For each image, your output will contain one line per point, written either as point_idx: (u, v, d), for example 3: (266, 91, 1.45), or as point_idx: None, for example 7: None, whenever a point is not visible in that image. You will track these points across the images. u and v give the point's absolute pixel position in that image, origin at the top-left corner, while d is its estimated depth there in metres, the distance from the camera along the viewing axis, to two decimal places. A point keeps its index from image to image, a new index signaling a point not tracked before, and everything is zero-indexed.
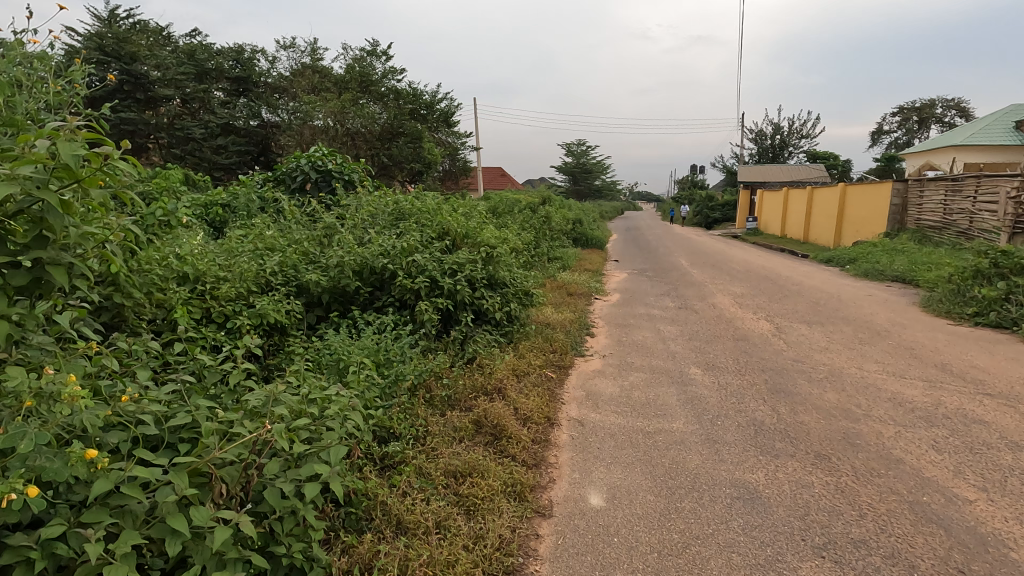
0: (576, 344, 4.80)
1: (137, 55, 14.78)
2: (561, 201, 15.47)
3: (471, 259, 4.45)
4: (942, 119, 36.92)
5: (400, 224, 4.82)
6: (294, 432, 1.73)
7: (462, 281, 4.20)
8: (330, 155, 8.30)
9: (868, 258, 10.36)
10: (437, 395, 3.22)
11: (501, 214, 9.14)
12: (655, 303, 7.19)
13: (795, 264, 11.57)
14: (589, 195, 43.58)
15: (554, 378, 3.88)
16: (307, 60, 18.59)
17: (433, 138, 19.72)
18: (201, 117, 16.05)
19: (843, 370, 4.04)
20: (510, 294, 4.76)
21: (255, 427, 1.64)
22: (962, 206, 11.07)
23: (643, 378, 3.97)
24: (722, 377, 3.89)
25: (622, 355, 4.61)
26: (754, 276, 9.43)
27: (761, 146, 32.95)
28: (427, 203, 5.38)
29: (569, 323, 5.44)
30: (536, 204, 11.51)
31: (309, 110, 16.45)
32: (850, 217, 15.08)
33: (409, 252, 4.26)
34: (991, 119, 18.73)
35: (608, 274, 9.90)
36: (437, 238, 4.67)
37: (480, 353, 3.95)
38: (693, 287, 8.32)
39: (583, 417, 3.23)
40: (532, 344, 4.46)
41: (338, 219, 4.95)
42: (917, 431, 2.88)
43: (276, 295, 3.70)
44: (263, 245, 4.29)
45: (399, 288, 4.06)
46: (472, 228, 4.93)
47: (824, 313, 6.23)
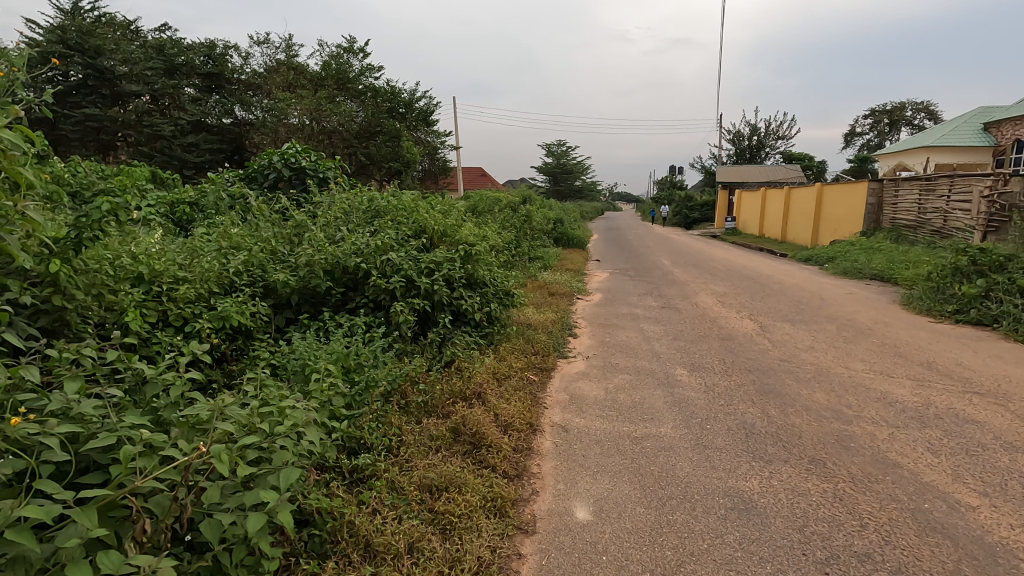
0: (559, 345, 4.66)
1: (103, 49, 14.26)
2: (541, 200, 15.36)
3: (450, 257, 4.27)
4: (912, 121, 37.81)
5: (375, 221, 4.61)
6: (239, 453, 1.54)
7: (439, 281, 4.01)
8: (303, 152, 8.05)
9: (846, 256, 10.45)
10: (412, 402, 3.04)
11: (481, 213, 8.97)
12: (638, 302, 7.09)
13: (775, 263, 11.62)
14: (570, 196, 43.61)
15: (536, 381, 3.73)
16: (282, 56, 18.18)
17: (412, 137, 19.45)
18: (171, 114, 15.57)
19: (830, 369, 3.96)
20: (490, 294, 4.60)
21: (192, 450, 1.45)
22: (936, 205, 11.23)
23: (627, 380, 3.84)
24: (709, 378, 3.78)
25: (606, 356, 4.48)
26: (735, 275, 9.41)
27: (738, 147, 33.32)
28: (404, 200, 5.18)
29: (551, 324, 5.29)
30: (516, 203, 11.37)
31: (284, 108, 16.11)
32: (827, 216, 15.25)
33: (384, 250, 4.07)
34: (961, 121, 19.15)
35: (590, 274, 9.80)
36: (413, 237, 4.48)
37: (459, 356, 3.79)
38: (675, 286, 8.25)
39: (567, 423, 3.08)
40: (513, 346, 4.30)
41: (310, 216, 4.73)
42: (912, 433, 2.78)
43: (240, 296, 3.48)
44: (228, 243, 4.05)
45: (373, 289, 3.86)
46: (451, 226, 4.76)
47: (807, 311, 6.19)
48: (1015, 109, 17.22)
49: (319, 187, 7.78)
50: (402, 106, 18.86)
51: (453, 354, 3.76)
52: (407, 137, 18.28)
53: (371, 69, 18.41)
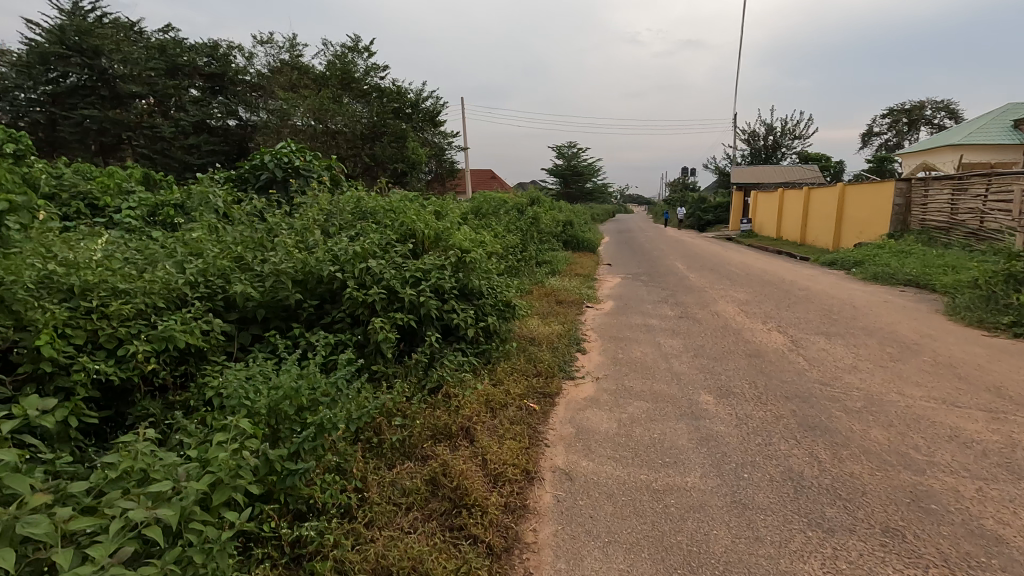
0: (565, 363, 4.13)
1: (101, 49, 13.99)
2: (551, 202, 14.84)
3: (440, 264, 3.75)
4: (933, 120, 36.77)
5: (358, 224, 4.10)
6: None
7: (427, 291, 3.50)
8: (296, 150, 7.62)
9: (875, 260, 9.79)
10: (387, 442, 2.55)
11: (484, 215, 8.48)
12: (652, 311, 6.54)
13: (797, 267, 10.98)
14: (581, 198, 42.99)
15: (537, 411, 3.19)
16: (286, 56, 17.86)
17: (418, 138, 19.03)
18: (173, 116, 15.28)
19: (882, 396, 3.40)
20: (486, 306, 4.09)
21: None
22: (971, 206, 10.53)
23: (644, 408, 3.29)
24: (742, 406, 3.22)
25: (619, 376, 3.94)
26: (756, 281, 8.81)
27: (753, 147, 32.52)
28: (397, 201, 4.69)
29: (558, 338, 4.77)
30: (524, 205, 10.87)
31: (287, 109, 15.91)
32: (850, 218, 14.55)
33: (363, 257, 3.55)
34: (989, 118, 18.29)
35: (600, 279, 9.26)
36: (399, 241, 3.98)
37: (448, 380, 3.28)
38: (693, 293, 7.69)
39: (572, 468, 2.55)
40: (512, 366, 3.78)
41: (287, 218, 4.24)
42: (1006, 489, 2.22)
43: (192, 311, 2.98)
44: (188, 249, 3.56)
45: (348, 302, 3.35)
46: (445, 228, 4.25)
47: (841, 323, 5.59)
48: None
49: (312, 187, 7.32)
50: (408, 106, 18.56)
51: (441, 377, 3.26)
52: (413, 137, 17.86)
53: (377, 68, 18.01)
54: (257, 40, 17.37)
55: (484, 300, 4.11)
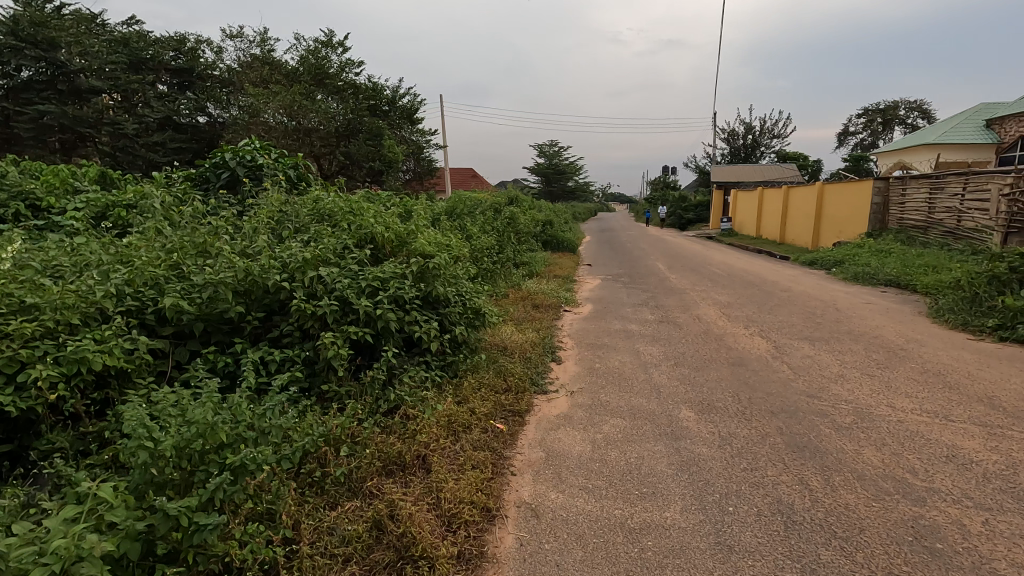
0: (537, 376, 3.87)
1: (58, 41, 13.27)
2: (530, 202, 14.59)
3: (401, 272, 3.46)
4: (906, 120, 37.44)
5: (311, 228, 3.78)
6: None
7: (385, 303, 3.21)
8: (260, 148, 7.22)
9: (855, 260, 9.72)
10: (329, 477, 2.26)
11: (459, 216, 8.16)
12: (632, 315, 6.31)
13: (778, 267, 10.88)
14: (562, 197, 42.84)
15: (504, 433, 2.91)
16: (256, 51, 17.32)
17: (395, 136, 18.61)
18: (137, 112, 14.66)
19: (871, 410, 3.19)
20: (453, 315, 3.81)
21: None
22: (948, 205, 10.53)
23: (620, 427, 3.04)
24: (725, 423, 3.00)
25: (595, 389, 3.70)
26: (737, 281, 8.66)
27: (732, 147, 32.66)
28: (357, 202, 4.37)
29: (532, 346, 4.51)
30: (501, 205, 10.60)
31: (257, 105, 15.38)
32: (828, 217, 14.56)
33: (313, 264, 3.24)
34: (962, 117, 18.52)
35: (579, 281, 9.04)
36: (357, 245, 3.67)
37: (406, 400, 3.00)
38: (673, 295, 7.50)
39: (538, 501, 2.28)
40: (480, 381, 3.51)
41: (235, 221, 3.90)
42: (1017, 522, 2.00)
43: (113, 328, 2.65)
44: (118, 257, 3.21)
45: (296, 315, 3.05)
46: (408, 232, 3.95)
47: (825, 327, 5.42)
48: (1019, 105, 16.59)
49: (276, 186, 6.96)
50: (385, 103, 18.18)
51: (399, 397, 2.99)
52: (389, 136, 17.47)
53: (351, 64, 17.55)
54: (226, 34, 16.76)
55: (450, 309, 3.82)
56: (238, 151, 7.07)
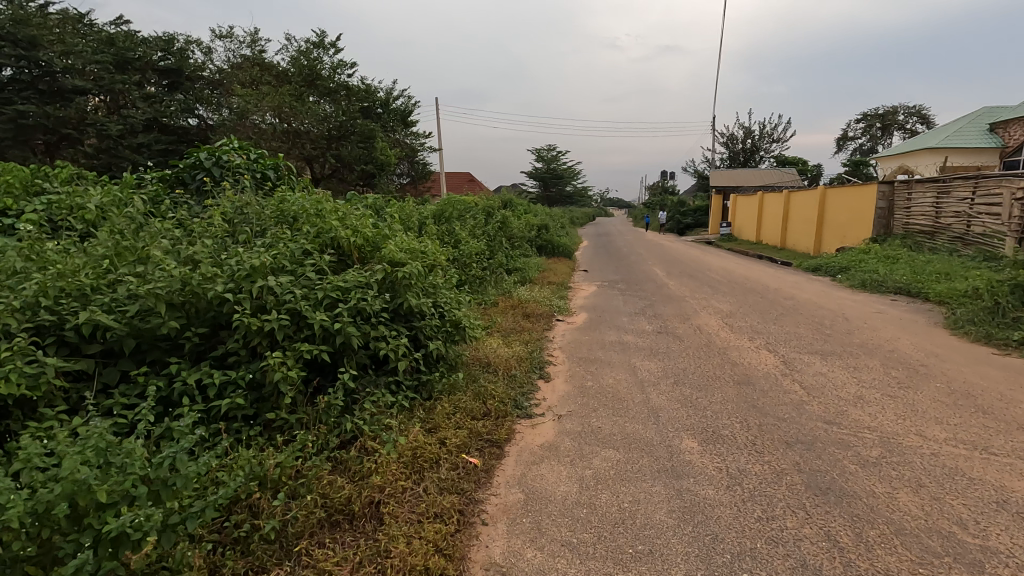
0: (520, 397, 3.47)
1: (39, 40, 12.91)
2: (525, 206, 14.21)
3: (366, 279, 3.06)
4: (904, 125, 37.22)
5: (269, 232, 3.40)
6: None
7: (344, 317, 2.82)
8: (237, 148, 6.82)
9: (861, 266, 9.35)
10: (258, 533, 1.87)
11: (448, 220, 7.78)
12: (628, 326, 5.91)
13: (781, 273, 10.50)
14: (559, 202, 42.47)
15: (477, 468, 2.53)
16: (247, 52, 16.95)
17: (388, 138, 18.26)
18: (121, 113, 14.25)
19: (899, 439, 2.80)
20: (426, 328, 3.44)
21: None
22: (956, 209, 10.18)
23: (613, 461, 2.64)
24: (734, 459, 2.61)
25: (584, 412, 3.31)
26: (739, 288, 8.27)
27: (731, 151, 32.36)
28: (326, 202, 3.98)
29: (518, 361, 4.12)
30: (494, 209, 10.22)
31: (246, 106, 14.99)
32: (830, 221, 14.22)
33: (263, 272, 2.84)
34: (965, 121, 18.22)
35: (574, 288, 8.65)
36: (319, 251, 3.27)
37: (365, 430, 2.61)
38: (672, 303, 7.11)
39: (510, 563, 1.89)
40: (455, 404, 3.12)
41: (185, 223, 3.51)
42: None
43: (13, 349, 2.24)
44: (38, 262, 2.79)
45: (239, 331, 2.65)
46: (378, 235, 3.57)
47: (836, 339, 5.04)
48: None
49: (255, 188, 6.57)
50: (378, 105, 17.85)
51: (356, 426, 2.60)
52: (382, 138, 17.14)
53: (344, 65, 17.20)
54: (215, 33, 16.37)
55: (423, 322, 3.45)
56: (214, 150, 6.67)
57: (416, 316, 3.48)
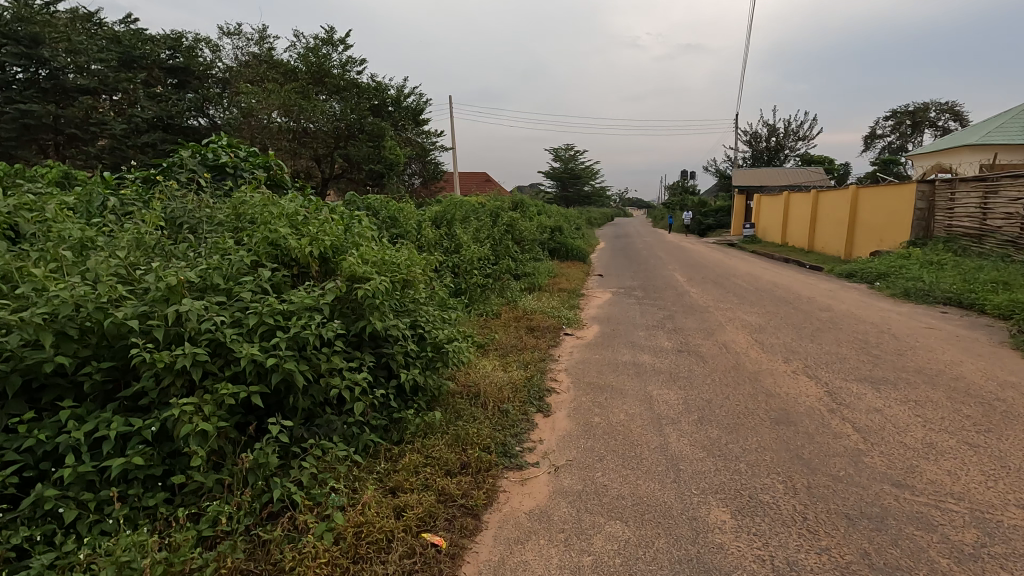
0: (510, 441, 2.88)
1: (40, 37, 12.65)
2: (537, 206, 13.60)
3: (316, 300, 2.49)
4: (936, 123, 35.75)
5: (212, 241, 2.86)
6: None
7: (283, 351, 2.25)
8: (225, 146, 6.40)
9: (902, 273, 8.56)
10: None
11: (451, 223, 7.23)
12: (645, 342, 5.27)
13: (811, 279, 9.74)
14: (576, 202, 41.75)
15: (441, 556, 1.94)
16: (256, 49, 16.64)
17: (399, 138, 17.81)
18: (125, 112, 13.95)
19: (999, 517, 2.13)
20: (400, 357, 2.87)
21: None
22: (1008, 210, 9.30)
23: (620, 544, 2.02)
24: (780, 543, 1.98)
25: (588, 463, 2.71)
26: (766, 297, 7.57)
27: (754, 149, 31.30)
28: (290, 205, 3.43)
29: (513, 390, 3.55)
30: (502, 210, 9.64)
31: (252, 105, 14.65)
32: (862, 223, 13.38)
33: (183, 293, 2.29)
34: (1007, 116, 17.09)
35: (587, 295, 8.06)
36: (263, 264, 2.71)
37: (299, 498, 2.05)
38: (693, 315, 6.47)
39: None
40: (425, 456, 2.54)
41: (121, 230, 3.00)
42: None
43: None
44: None
45: (146, 368, 2.10)
46: (343, 245, 2.99)
47: (886, 362, 4.36)
48: None
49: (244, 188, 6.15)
50: (389, 103, 17.39)
51: (289, 491, 2.05)
52: (392, 137, 16.70)
53: (353, 62, 16.79)
54: (223, 31, 16.06)
55: (394, 349, 2.88)
56: (202, 148, 6.27)
57: (386, 341, 2.92)
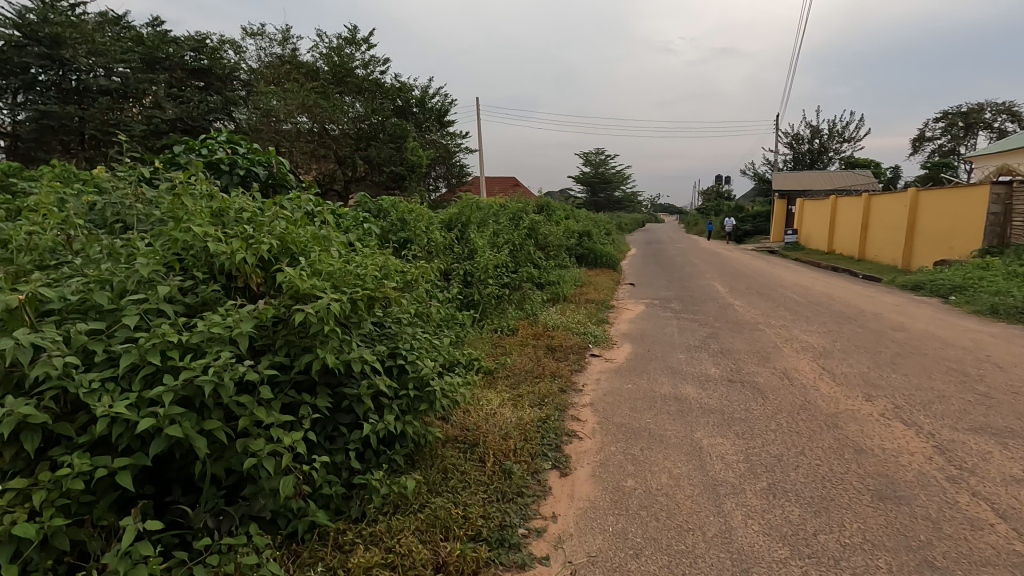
0: (512, 521, 2.12)
1: (63, 38, 12.59)
2: (564, 210, 12.82)
3: (234, 328, 1.75)
4: (991, 124, 33.56)
5: (124, 241, 2.19)
6: None
7: (168, 406, 1.52)
8: (223, 142, 5.89)
9: (981, 286, 7.48)
10: None
11: (466, 225, 6.51)
12: (687, 367, 4.45)
13: (871, 292, 8.69)
14: (607, 207, 40.67)
15: None
16: (280, 51, 16.38)
17: (422, 139, 17.31)
18: (145, 112, 13.72)
19: None
20: (366, 402, 2.14)
21: None
22: None
23: None
24: None
25: (620, 562, 1.91)
26: (824, 313, 6.62)
27: (796, 152, 29.82)
28: (245, 201, 2.72)
29: (521, 436, 2.79)
30: (525, 212, 8.91)
31: (271, 106, 14.29)
32: (922, 230, 12.18)
33: (32, 317, 1.60)
34: None
35: (618, 307, 7.25)
36: (176, 277, 2.01)
37: None
38: (742, 333, 5.60)
39: None
40: (385, 554, 1.81)
41: (22, 227, 2.36)
42: None
43: None
44: None
45: None
46: (295, 250, 2.27)
47: (999, 403, 3.46)
48: None
49: (241, 189, 5.66)
50: (413, 104, 16.99)
51: None
52: (414, 139, 16.22)
53: (377, 61, 16.37)
54: (247, 31, 15.80)
55: (359, 391, 2.15)
56: (195, 144, 5.81)
57: (349, 378, 2.20)
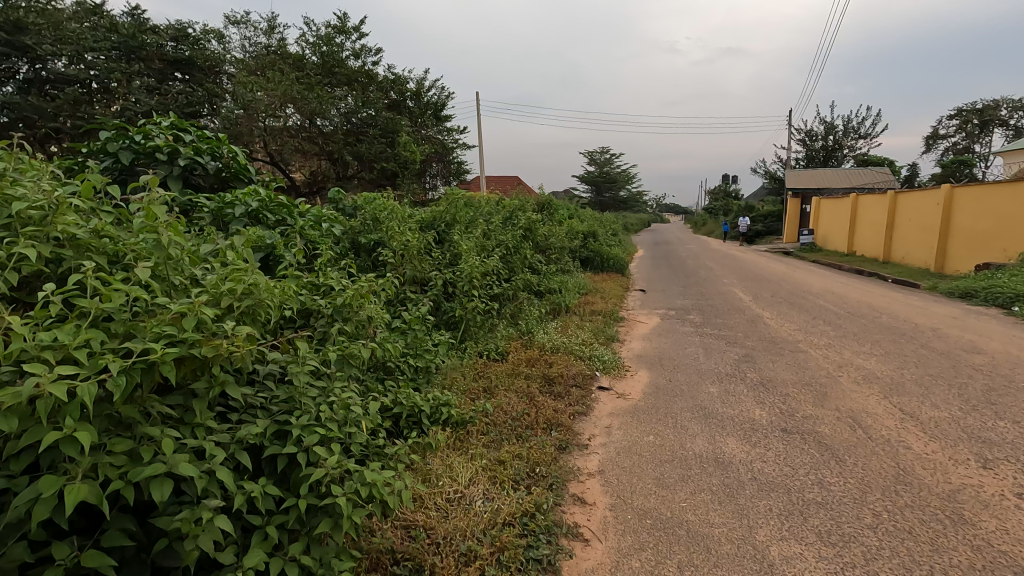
0: None
1: (24, 23, 12.15)
2: (567, 208, 11.82)
3: None
4: (1007, 122, 32.40)
5: None
6: None
7: None
8: (165, 127, 4.64)
9: None
10: None
11: (451, 225, 5.52)
12: (723, 407, 3.46)
13: (914, 300, 7.68)
14: (612, 207, 39.60)
15: None
16: (266, 40, 15.42)
17: (416, 134, 16.40)
18: (116, 103, 12.81)
19: None
20: (193, 546, 1.16)
21: None
22: None
23: None
24: None
25: None
26: (873, 328, 5.62)
27: (808, 149, 28.73)
28: (19, 172, 1.73)
29: (495, 550, 1.83)
30: (522, 210, 7.93)
31: (243, 93, 13.06)
32: (958, 230, 11.15)
33: None
34: None
35: (628, 319, 6.28)
36: None
37: None
38: (783, 355, 4.61)
39: None
40: None
41: None
42: None
43: None
44: None
45: None
46: (74, 263, 1.39)
47: None
48: None
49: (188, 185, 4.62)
50: (408, 97, 16.21)
51: None
52: (407, 133, 15.31)
53: (368, 51, 15.41)
54: (230, 19, 14.88)
55: (180, 528, 1.17)
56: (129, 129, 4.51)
57: (175, 498, 1.25)
